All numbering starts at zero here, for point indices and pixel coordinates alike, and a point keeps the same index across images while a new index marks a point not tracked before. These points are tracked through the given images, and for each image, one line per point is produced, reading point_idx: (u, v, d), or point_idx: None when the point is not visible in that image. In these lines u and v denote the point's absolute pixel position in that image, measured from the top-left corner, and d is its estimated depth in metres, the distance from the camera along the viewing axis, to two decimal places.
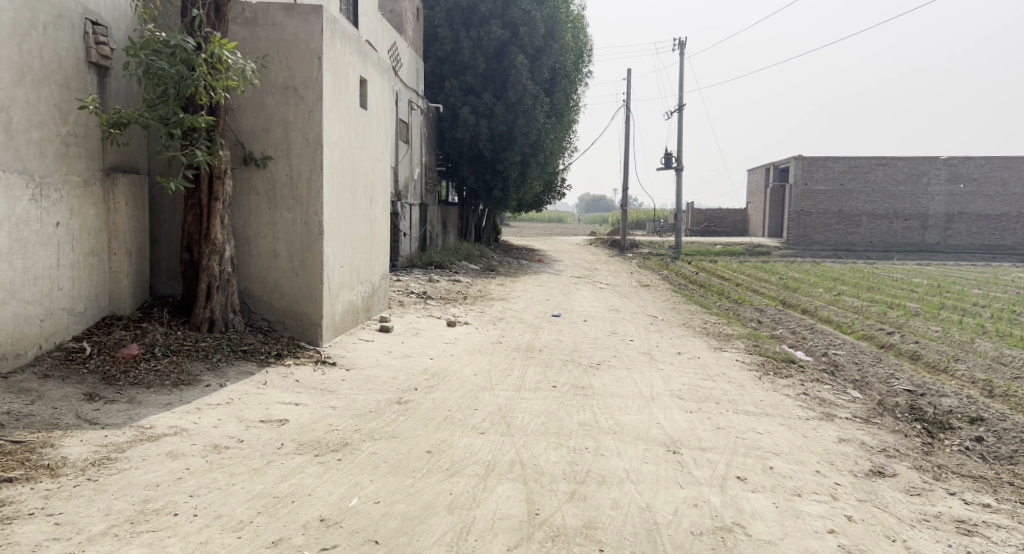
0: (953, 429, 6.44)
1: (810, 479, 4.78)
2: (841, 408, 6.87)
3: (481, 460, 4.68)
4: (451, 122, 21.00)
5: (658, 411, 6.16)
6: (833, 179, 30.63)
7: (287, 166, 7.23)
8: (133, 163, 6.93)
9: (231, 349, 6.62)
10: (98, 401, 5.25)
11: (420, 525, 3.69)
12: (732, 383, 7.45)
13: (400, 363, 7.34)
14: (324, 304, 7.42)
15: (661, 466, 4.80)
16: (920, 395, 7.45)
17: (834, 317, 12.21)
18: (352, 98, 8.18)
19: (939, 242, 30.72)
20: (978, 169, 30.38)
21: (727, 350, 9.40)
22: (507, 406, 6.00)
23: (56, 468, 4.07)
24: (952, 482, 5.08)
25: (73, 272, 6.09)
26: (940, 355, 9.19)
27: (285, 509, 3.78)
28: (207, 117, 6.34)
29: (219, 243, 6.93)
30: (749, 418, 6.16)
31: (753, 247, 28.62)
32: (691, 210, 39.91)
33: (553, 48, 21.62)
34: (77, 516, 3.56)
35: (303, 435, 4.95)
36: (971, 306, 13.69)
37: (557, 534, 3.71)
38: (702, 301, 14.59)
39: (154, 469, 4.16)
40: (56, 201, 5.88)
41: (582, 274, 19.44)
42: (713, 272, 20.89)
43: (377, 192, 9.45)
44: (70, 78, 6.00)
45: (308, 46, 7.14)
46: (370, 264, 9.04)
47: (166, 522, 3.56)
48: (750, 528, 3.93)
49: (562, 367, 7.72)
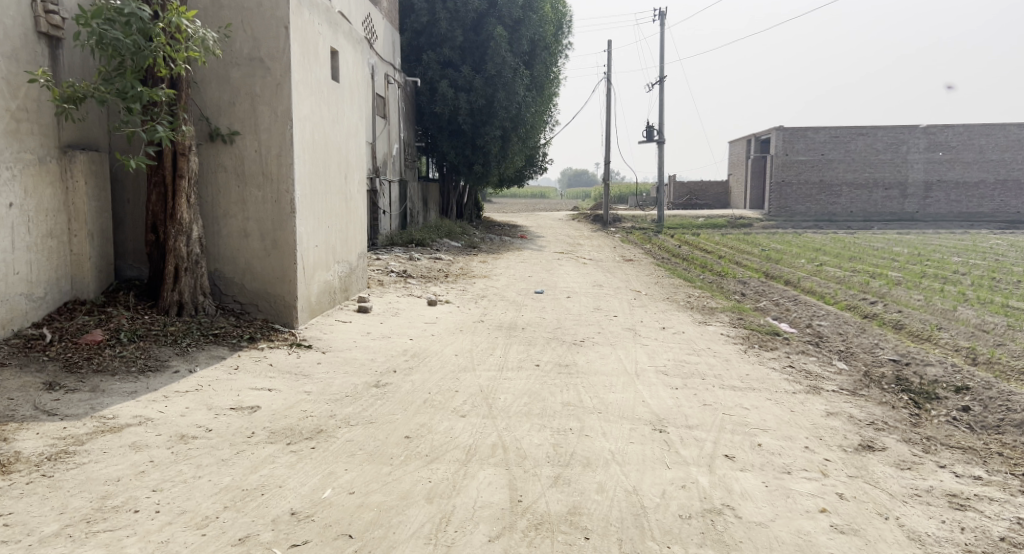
0: (940, 399, 6.36)
1: (799, 455, 4.66)
2: (827, 380, 6.78)
3: (462, 444, 4.51)
4: (429, 96, 20.60)
5: (643, 388, 6.03)
6: (814, 150, 30.58)
7: (256, 141, 6.93)
8: (92, 140, 6.60)
9: (202, 333, 6.38)
10: (59, 391, 5.01)
11: (397, 517, 3.52)
12: (718, 357, 7.35)
13: (379, 344, 7.13)
14: (299, 284, 7.16)
15: (647, 446, 4.66)
16: (905, 365, 7.38)
17: (817, 288, 12.15)
18: (322, 69, 7.86)
19: (919, 211, 30.82)
20: (956, 137, 30.50)
21: (712, 324, 9.30)
22: (489, 387, 5.84)
23: (9, 464, 3.83)
24: (942, 454, 4.97)
25: (30, 256, 5.80)
26: (923, 324, 9.13)
27: (253, 503, 3.58)
28: (167, 91, 6.04)
29: (186, 223, 6.65)
30: (736, 393, 6.04)
31: (735, 219, 28.55)
32: (672, 183, 39.80)
33: (531, 19, 21.05)
34: (28, 516, 3.34)
35: (276, 422, 4.74)
36: (952, 274, 13.66)
37: (540, 523, 3.55)
38: (684, 274, 14.45)
39: (114, 463, 3.94)
40: (8, 181, 5.57)
41: (564, 250, 19.27)
42: (696, 245, 20.78)
43: (352, 168, 9.14)
44: (19, 50, 5.67)
45: (273, 16, 6.80)
46: (346, 243, 8.77)
47: (125, 520, 3.35)
48: (740, 510, 3.79)
49: (545, 344, 7.56)
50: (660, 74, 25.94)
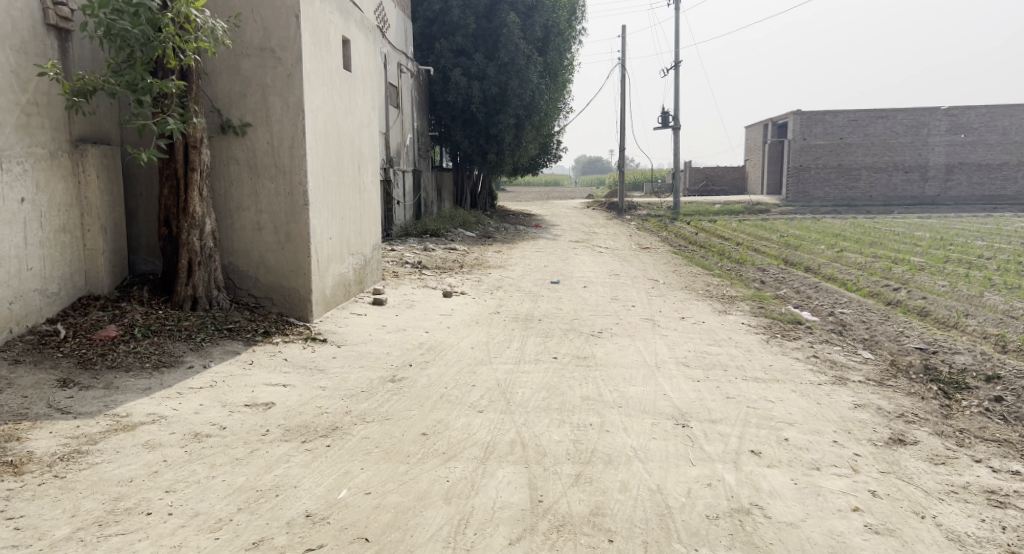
0: (970, 389, 6.14)
1: (828, 450, 4.51)
2: (853, 370, 6.60)
3: (480, 441, 4.41)
4: (442, 85, 20.46)
5: (663, 381, 5.90)
6: (832, 133, 30.09)
7: (268, 133, 6.83)
8: (103, 133, 6.54)
9: (216, 328, 6.32)
10: (73, 388, 4.96)
11: (414, 519, 3.42)
12: (740, 347, 7.19)
13: (394, 337, 7.03)
14: (313, 277, 7.07)
15: (670, 442, 4.53)
16: (932, 353, 7.17)
17: (838, 274, 11.91)
18: (334, 59, 7.73)
19: (940, 194, 30.29)
20: (979, 119, 29.86)
21: (732, 313, 9.12)
22: (506, 381, 5.72)
23: (21, 464, 3.77)
24: (977, 448, 4.79)
25: (44, 251, 5.75)
26: (950, 311, 8.89)
27: (267, 505, 3.50)
28: (177, 82, 5.95)
29: (199, 217, 6.58)
30: (760, 385, 5.88)
31: (752, 205, 28.20)
32: (687, 169, 39.40)
33: (544, 4, 20.81)
34: (39, 519, 3.28)
35: (290, 419, 4.66)
36: (977, 259, 13.33)
37: (562, 524, 3.43)
38: (702, 262, 14.23)
39: (127, 463, 3.87)
40: (20, 175, 5.50)
41: (579, 238, 19.10)
42: (713, 232, 20.55)
43: (365, 159, 9.01)
44: (27, 42, 5.59)
45: (284, 5, 6.68)
46: (361, 234, 8.69)
47: (138, 523, 3.28)
48: (769, 509, 3.66)
49: (563, 336, 7.43)
50: (675, 60, 25.59)
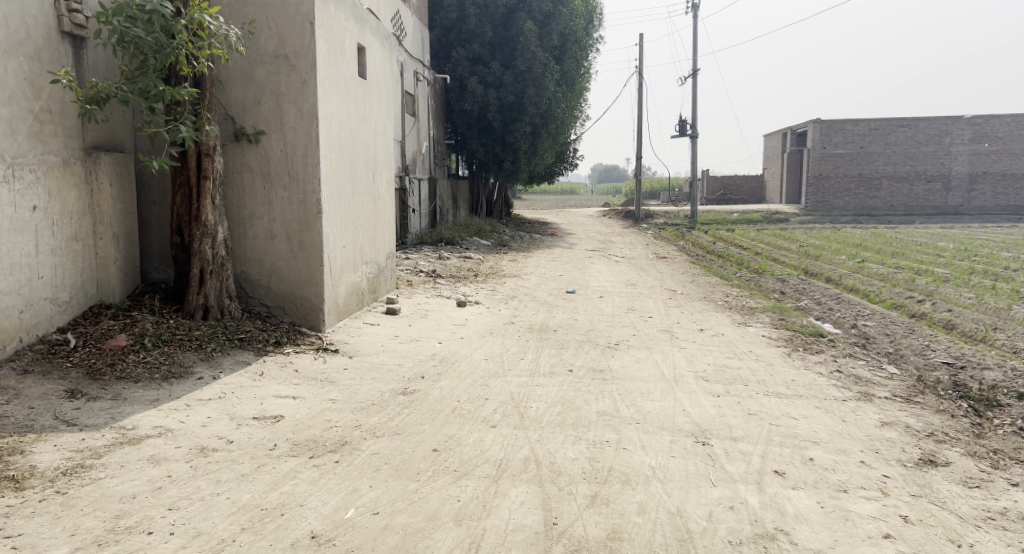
0: (1002, 407, 5.90)
1: (855, 471, 4.33)
2: (878, 386, 6.38)
3: (493, 458, 4.27)
4: (459, 93, 20.35)
5: (682, 396, 5.72)
6: (852, 142, 29.73)
7: (282, 141, 6.77)
8: (116, 141, 6.50)
9: (227, 337, 6.22)
10: (80, 399, 4.88)
11: (423, 542, 3.29)
12: (761, 361, 7.00)
13: (406, 348, 6.92)
14: (326, 286, 6.98)
15: (690, 461, 4.36)
16: (960, 369, 6.93)
17: (860, 286, 11.66)
18: (349, 66, 7.65)
19: (963, 204, 29.80)
20: (1003, 127, 29.38)
21: (752, 324, 8.92)
22: (520, 395, 5.58)
23: (23, 479, 3.68)
24: (1012, 470, 4.57)
25: (55, 260, 5.70)
26: (977, 324, 8.63)
27: (272, 525, 3.38)
28: (190, 89, 5.89)
29: (211, 224, 6.52)
30: (782, 400, 5.70)
31: (771, 214, 27.88)
32: (705, 178, 39.12)
33: (562, 13, 20.72)
34: (37, 538, 3.18)
35: (299, 434, 4.54)
36: (1003, 271, 12.99)
37: (578, 549, 3.28)
38: (721, 272, 14.00)
39: (132, 478, 3.77)
40: (32, 183, 5.46)
41: (595, 247, 18.92)
42: (731, 241, 20.29)
43: (380, 167, 8.93)
44: (42, 49, 5.56)
45: (298, 12, 6.61)
46: (374, 243, 8.59)
47: (137, 544, 3.17)
48: (795, 535, 3.49)
49: (578, 348, 7.28)
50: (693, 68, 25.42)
